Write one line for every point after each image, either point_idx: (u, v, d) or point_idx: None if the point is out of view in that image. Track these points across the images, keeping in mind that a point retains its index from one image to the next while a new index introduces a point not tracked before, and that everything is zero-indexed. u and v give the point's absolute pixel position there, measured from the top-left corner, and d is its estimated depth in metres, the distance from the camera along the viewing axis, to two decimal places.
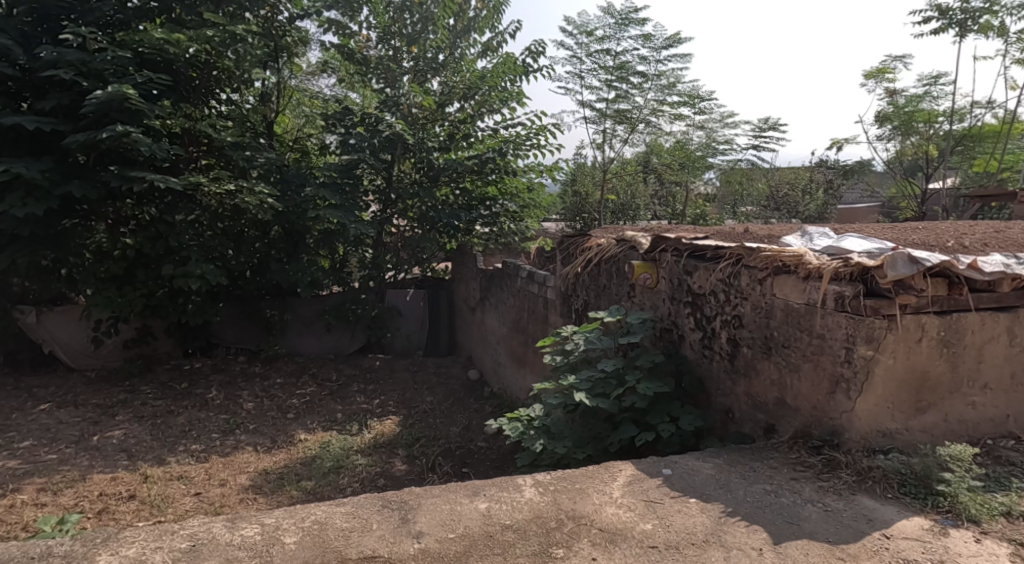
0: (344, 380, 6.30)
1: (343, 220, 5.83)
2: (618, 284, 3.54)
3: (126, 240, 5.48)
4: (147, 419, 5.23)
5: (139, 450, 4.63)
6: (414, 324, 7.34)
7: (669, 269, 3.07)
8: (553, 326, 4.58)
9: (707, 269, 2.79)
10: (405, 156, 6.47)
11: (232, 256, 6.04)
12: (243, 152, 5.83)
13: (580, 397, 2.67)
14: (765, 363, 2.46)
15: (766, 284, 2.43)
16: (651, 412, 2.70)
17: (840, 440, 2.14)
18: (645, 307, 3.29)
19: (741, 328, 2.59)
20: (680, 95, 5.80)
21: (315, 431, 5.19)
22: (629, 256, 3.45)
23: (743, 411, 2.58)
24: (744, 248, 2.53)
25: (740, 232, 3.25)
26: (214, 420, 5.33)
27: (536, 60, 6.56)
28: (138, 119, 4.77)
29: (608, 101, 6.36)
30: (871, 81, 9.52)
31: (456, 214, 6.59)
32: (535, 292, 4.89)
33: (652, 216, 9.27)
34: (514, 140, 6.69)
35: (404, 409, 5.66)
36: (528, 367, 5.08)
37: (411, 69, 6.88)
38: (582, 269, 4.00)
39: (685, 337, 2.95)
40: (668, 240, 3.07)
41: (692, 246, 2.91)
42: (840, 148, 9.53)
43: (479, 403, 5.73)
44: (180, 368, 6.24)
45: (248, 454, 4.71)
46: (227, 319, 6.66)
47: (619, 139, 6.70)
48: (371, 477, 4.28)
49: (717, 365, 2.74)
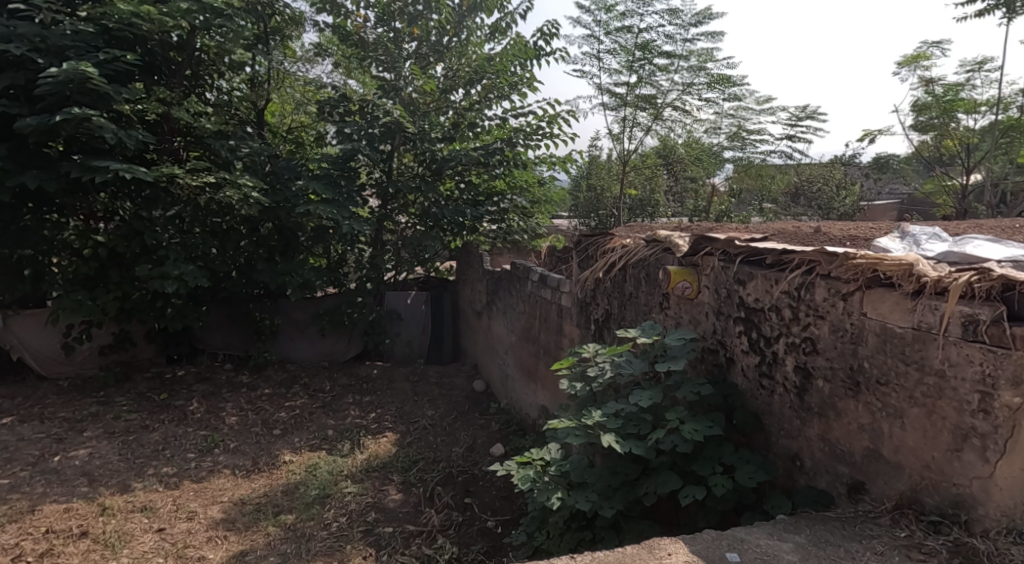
0: (338, 391, 5.79)
1: (337, 216, 5.30)
2: (648, 292, 3.00)
3: (97, 238, 5.00)
4: (118, 436, 4.74)
5: (102, 474, 4.12)
6: (415, 329, 6.76)
7: (715, 277, 2.52)
8: (569, 337, 4.02)
9: (767, 278, 2.24)
10: (405, 147, 5.96)
11: (216, 255, 5.53)
12: (227, 142, 5.34)
13: (609, 441, 2.12)
14: (850, 403, 1.91)
15: (854, 300, 1.88)
16: (698, 460, 2.16)
17: (969, 517, 1.60)
18: (682, 322, 2.75)
19: (816, 354, 2.04)
20: (711, 78, 5.21)
21: (302, 451, 4.67)
22: (662, 259, 2.90)
23: (818, 461, 2.04)
24: (824, 253, 1.98)
25: (798, 231, 2.69)
26: (193, 437, 4.82)
27: (548, 41, 6.00)
28: (103, 102, 4.28)
29: (629, 85, 5.77)
30: (906, 69, 8.86)
31: (462, 211, 6.10)
32: (548, 297, 4.34)
33: (670, 214, 8.73)
34: (525, 130, 6.14)
35: (403, 425, 5.15)
36: (540, 382, 4.53)
37: (414, 53, 6.39)
38: (604, 275, 3.45)
39: (736, 361, 2.41)
40: (716, 241, 2.52)
41: (748, 249, 2.35)
42: (874, 140, 8.88)
43: (485, 419, 5.17)
44: (161, 376, 5.75)
45: (225, 479, 4.19)
46: (213, 323, 6.15)
47: (640, 128, 6.11)
48: (360, 510, 3.75)
49: (781, 399, 2.19)
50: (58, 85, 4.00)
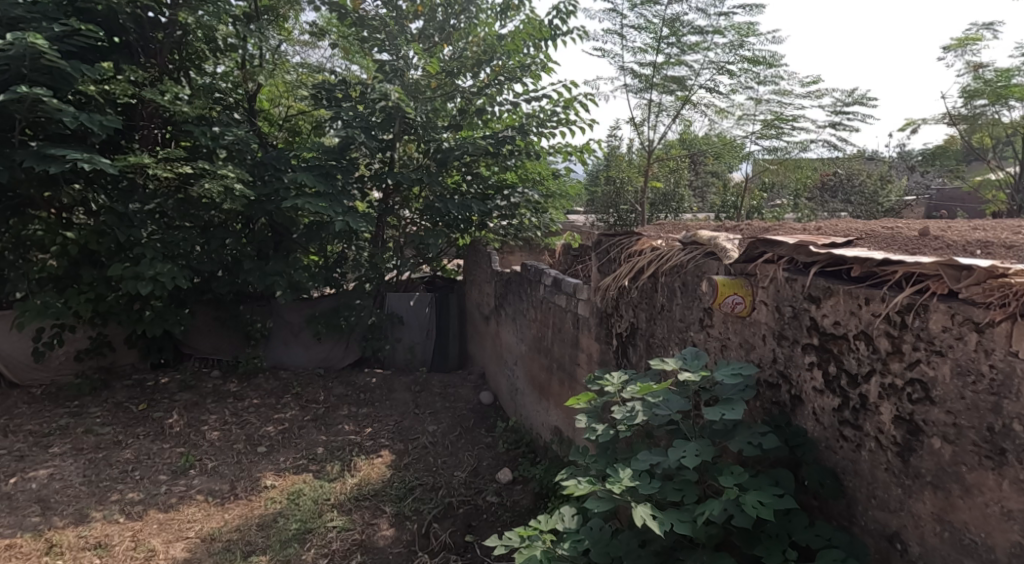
0: (333, 402, 5.31)
1: (329, 211, 4.80)
2: (684, 305, 2.47)
3: (66, 234, 4.56)
4: (85, 453, 4.30)
5: (58, 501, 3.67)
6: (418, 334, 6.23)
7: (776, 290, 1.98)
8: (585, 353, 3.50)
9: (854, 296, 1.69)
10: (407, 135, 5.47)
11: (199, 253, 5.06)
12: (210, 128, 4.86)
13: (642, 515, 1.60)
14: (986, 478, 1.37)
15: (996, 333, 1.34)
16: (761, 540, 1.63)
17: None
18: (729, 346, 2.22)
19: (928, 403, 1.50)
20: (748, 57, 4.62)
21: (285, 473, 4.19)
22: (704, 265, 2.36)
23: (933, 551, 1.49)
24: (949, 266, 1.45)
25: (883, 234, 2.14)
26: (168, 454, 4.37)
27: (565, 18, 5.47)
28: (63, 81, 3.84)
29: (655, 66, 5.19)
30: (955, 53, 8.15)
31: (468, 205, 5.54)
32: (562, 304, 3.80)
33: (696, 210, 8.13)
34: (538, 115, 5.65)
35: (401, 443, 4.66)
36: (552, 400, 4.00)
37: (418, 34, 5.88)
38: (629, 282, 2.90)
39: (808, 403, 1.87)
40: (779, 244, 1.98)
41: (825, 257, 1.81)
42: (917, 130, 8.20)
43: (492, 437, 4.66)
44: (142, 383, 5.30)
45: (196, 508, 3.72)
46: (201, 326, 5.69)
47: (666, 115, 5.54)
48: (344, 551, 3.27)
49: (872, 458, 1.66)
50: (8, 60, 3.55)
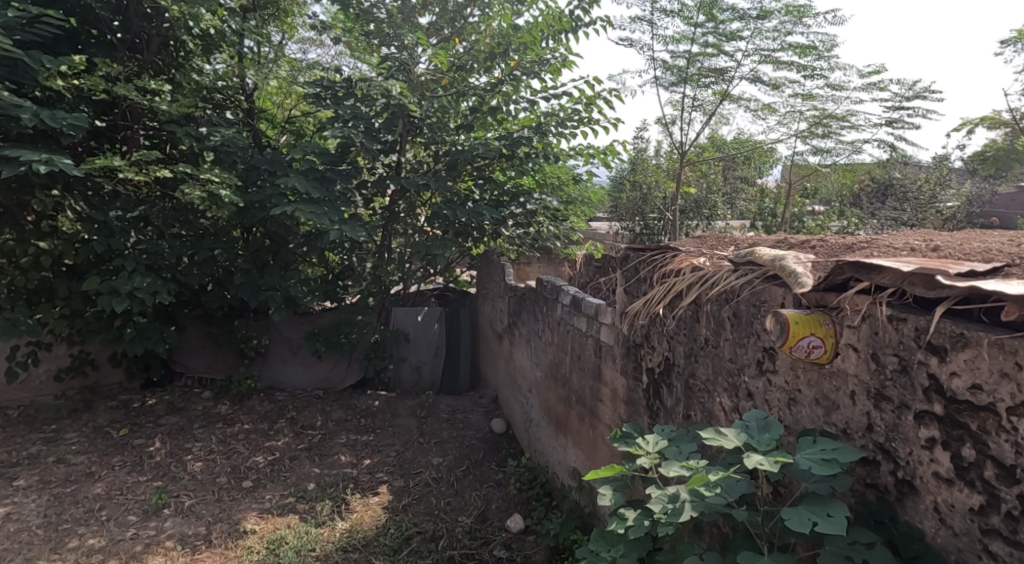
0: (330, 429, 4.85)
1: (325, 219, 4.34)
2: (737, 343, 1.93)
3: (39, 243, 4.13)
4: (52, 487, 3.88)
5: (7, 549, 3.26)
6: (426, 352, 5.73)
7: (875, 334, 1.44)
8: (609, 388, 2.97)
9: (1009, 352, 1.16)
10: (414, 135, 5.03)
11: (185, 264, 4.63)
12: (195, 128, 4.44)
13: None
14: None
15: None
16: None
17: None
18: (801, 401, 1.68)
19: None
20: (795, 45, 4.06)
21: (269, 514, 3.73)
22: (766, 294, 1.81)
23: None
24: None
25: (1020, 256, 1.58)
26: (143, 488, 3.93)
27: (587, 8, 4.96)
28: (25, 74, 3.47)
29: (688, 56, 4.65)
30: (1017, 45, 7.40)
31: (480, 211, 4.97)
32: (581, 329, 3.28)
33: (730, 217, 7.47)
34: (558, 114, 5.16)
35: (402, 479, 4.16)
36: (571, 437, 3.48)
37: (428, 27, 5.43)
38: (664, 310, 2.37)
39: (924, 496, 1.33)
40: (884, 271, 1.43)
41: (962, 292, 1.26)
42: (975, 130, 7.46)
43: (503, 474, 4.14)
44: (127, 404, 4.89)
45: (162, 558, 3.27)
46: (193, 343, 5.28)
47: (700, 112, 5.00)
48: None
49: None
50: None
